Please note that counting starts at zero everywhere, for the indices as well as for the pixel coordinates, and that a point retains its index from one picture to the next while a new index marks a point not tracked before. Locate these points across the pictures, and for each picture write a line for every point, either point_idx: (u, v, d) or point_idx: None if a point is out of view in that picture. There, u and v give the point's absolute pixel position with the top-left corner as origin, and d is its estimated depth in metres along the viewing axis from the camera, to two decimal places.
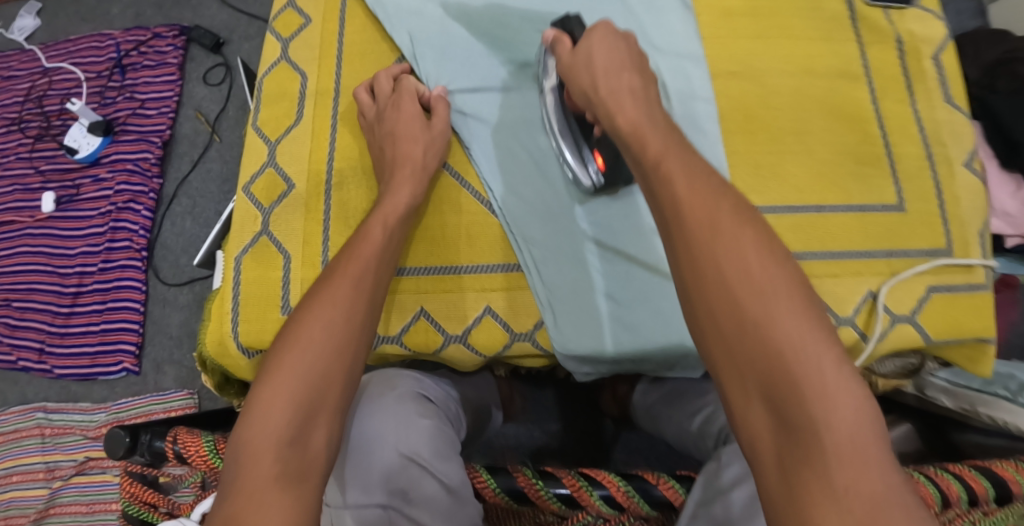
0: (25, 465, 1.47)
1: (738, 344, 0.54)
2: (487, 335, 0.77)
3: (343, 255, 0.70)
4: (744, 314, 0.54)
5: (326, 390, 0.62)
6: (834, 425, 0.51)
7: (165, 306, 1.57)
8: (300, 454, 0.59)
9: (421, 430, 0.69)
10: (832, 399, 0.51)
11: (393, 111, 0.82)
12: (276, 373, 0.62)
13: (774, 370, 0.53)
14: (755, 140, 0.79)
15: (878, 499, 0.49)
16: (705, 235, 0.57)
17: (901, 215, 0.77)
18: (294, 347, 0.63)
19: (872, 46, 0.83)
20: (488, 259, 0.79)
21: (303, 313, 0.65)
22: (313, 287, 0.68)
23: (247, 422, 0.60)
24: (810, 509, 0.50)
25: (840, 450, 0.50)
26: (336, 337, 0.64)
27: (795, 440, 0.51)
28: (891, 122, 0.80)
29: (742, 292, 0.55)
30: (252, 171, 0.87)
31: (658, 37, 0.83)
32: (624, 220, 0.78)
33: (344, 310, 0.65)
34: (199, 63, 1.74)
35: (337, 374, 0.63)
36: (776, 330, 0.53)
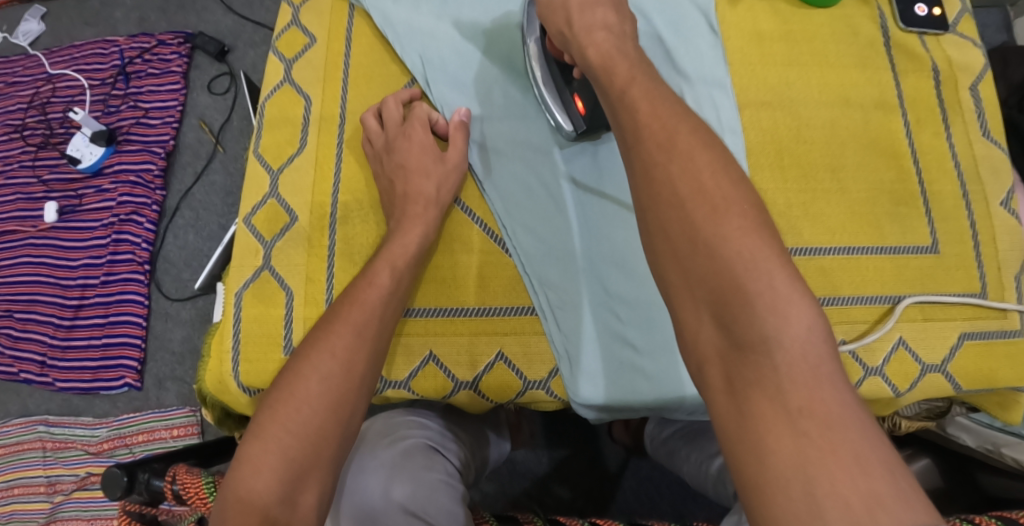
0: (26, 478, 1.45)
1: (692, 265, 0.53)
2: (499, 381, 0.74)
3: (346, 299, 0.67)
4: (697, 232, 0.53)
5: (319, 452, 0.60)
6: (785, 340, 0.49)
7: (168, 321, 1.55)
8: (289, 516, 0.57)
9: (425, 484, 0.66)
10: (784, 312, 0.50)
11: (403, 142, 0.79)
12: (267, 429, 0.60)
13: (725, 280, 0.51)
14: (786, 176, 0.75)
15: (834, 417, 0.47)
16: (663, 155, 0.56)
17: (936, 257, 0.73)
18: (287, 403, 0.61)
19: (907, 75, 0.79)
20: (499, 299, 0.76)
21: (298, 364, 0.63)
22: (313, 332, 0.65)
23: (236, 483, 0.59)
24: (765, 435, 0.48)
25: (793, 371, 0.49)
26: (332, 390, 0.62)
27: (747, 358, 0.50)
28: (926, 156, 0.77)
29: (696, 209, 0.54)
30: (254, 202, 0.84)
31: (681, 64, 0.79)
32: (600, 168, 0.78)
33: (343, 361, 0.63)
34: (203, 72, 1.71)
35: (332, 433, 0.61)
36: (726, 245, 0.52)
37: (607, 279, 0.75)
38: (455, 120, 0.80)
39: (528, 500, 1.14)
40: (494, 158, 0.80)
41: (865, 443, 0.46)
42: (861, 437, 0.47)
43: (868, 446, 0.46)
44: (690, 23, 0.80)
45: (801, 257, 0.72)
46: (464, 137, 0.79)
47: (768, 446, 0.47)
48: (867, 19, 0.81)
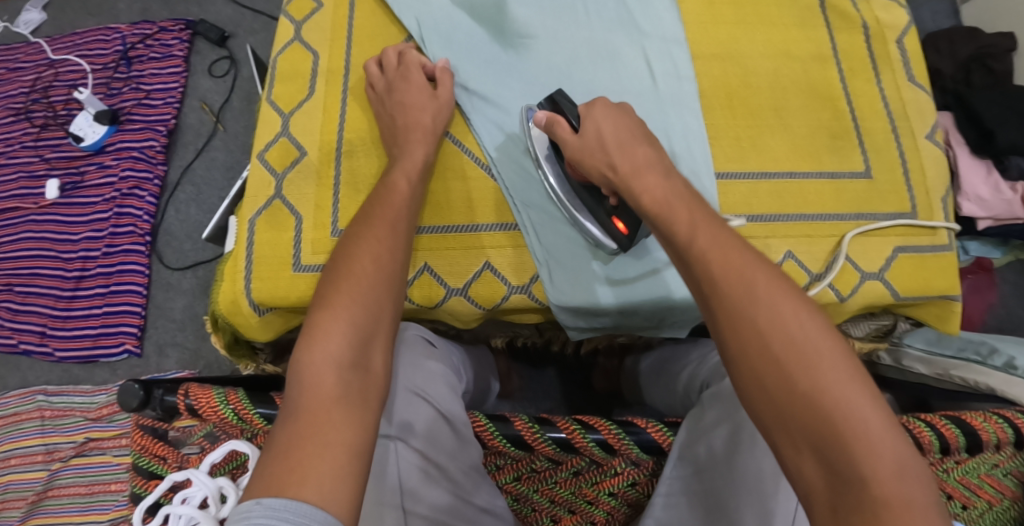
0: (24, 448, 1.48)
1: (787, 407, 0.57)
2: (487, 289, 0.83)
3: (376, 203, 0.75)
4: (791, 382, 0.57)
5: (380, 314, 0.66)
6: (879, 479, 0.54)
7: (168, 291, 1.61)
8: (361, 376, 0.62)
9: (427, 373, 0.74)
10: (876, 453, 0.55)
11: (402, 85, 0.87)
12: (335, 299, 0.65)
13: (821, 427, 0.56)
14: (735, 114, 0.84)
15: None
16: (746, 303, 0.59)
17: (869, 182, 0.82)
18: (348, 278, 0.67)
19: (841, 32, 0.89)
20: (488, 217, 0.84)
21: (352, 249, 0.70)
22: (352, 228, 0.72)
23: (308, 344, 0.63)
24: None
25: (889, 505, 0.53)
26: (383, 271, 0.68)
27: (850, 495, 0.54)
28: (859, 98, 0.86)
29: (789, 362, 0.58)
30: (268, 140, 0.92)
31: (643, 23, 0.89)
32: (648, 285, 0.81)
33: (388, 246, 0.71)
34: (204, 57, 1.79)
35: (389, 305, 0.67)
36: (823, 396, 0.56)
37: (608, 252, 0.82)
38: (439, 68, 0.88)
39: None
40: (479, 96, 0.88)
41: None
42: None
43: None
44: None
45: (752, 181, 0.81)
46: (451, 80, 0.87)
47: None
48: None
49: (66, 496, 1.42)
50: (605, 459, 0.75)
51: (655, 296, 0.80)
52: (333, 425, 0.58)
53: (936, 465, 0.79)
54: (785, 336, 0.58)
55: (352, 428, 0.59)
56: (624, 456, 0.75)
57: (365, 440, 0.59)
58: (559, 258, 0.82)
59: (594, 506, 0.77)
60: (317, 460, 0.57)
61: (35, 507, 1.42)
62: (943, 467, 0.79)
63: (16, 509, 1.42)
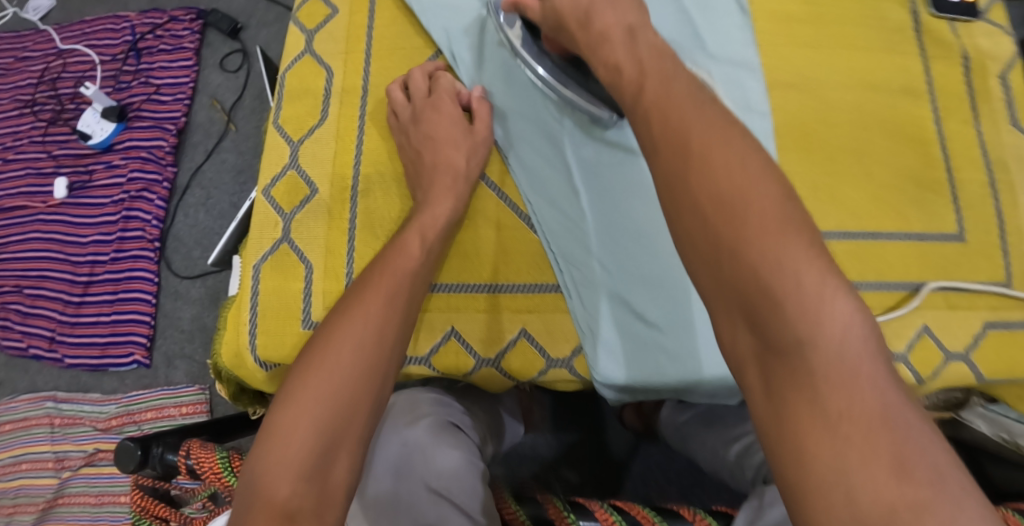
0: (34, 453, 1.37)
1: (721, 269, 0.50)
2: (522, 359, 0.73)
3: (377, 268, 0.66)
4: (719, 236, 0.51)
5: (353, 417, 0.58)
6: (820, 343, 0.47)
7: (177, 300, 1.47)
8: (319, 487, 0.55)
9: (450, 464, 0.65)
10: (817, 315, 0.47)
11: (432, 116, 0.77)
12: (298, 398, 0.58)
13: (752, 285, 0.49)
14: (812, 158, 0.74)
15: (879, 411, 0.45)
16: (677, 156, 0.54)
17: (961, 246, 0.73)
18: (317, 372, 0.59)
19: (937, 61, 0.79)
20: (522, 276, 0.74)
21: (329, 332, 0.62)
22: (344, 299, 0.64)
23: (262, 455, 0.56)
24: (804, 438, 0.46)
25: (828, 371, 0.46)
26: (364, 358, 0.60)
27: (782, 361, 0.48)
28: (952, 143, 0.76)
29: (715, 214, 0.51)
30: (274, 173, 0.83)
31: (710, 44, 0.77)
32: (626, 187, 0.74)
33: (376, 327, 0.62)
34: (216, 50, 1.64)
35: (365, 403, 0.59)
36: (750, 250, 0.49)
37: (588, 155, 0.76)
38: (474, 98, 0.79)
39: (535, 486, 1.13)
40: (514, 127, 0.78)
41: (913, 443, 0.44)
42: (914, 440, 0.44)
43: (917, 450, 0.44)
44: (717, 3, 0.78)
45: (829, 240, 0.72)
46: (490, 111, 0.78)
47: (809, 452, 0.45)
48: (897, 4, 0.80)
49: (75, 505, 1.33)
50: None
51: (718, 377, 0.69)
52: None
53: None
54: (715, 187, 0.51)
55: None
56: None
57: None
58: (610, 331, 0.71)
59: None
60: None
61: (47, 514, 1.32)
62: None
63: (26, 515, 1.33)
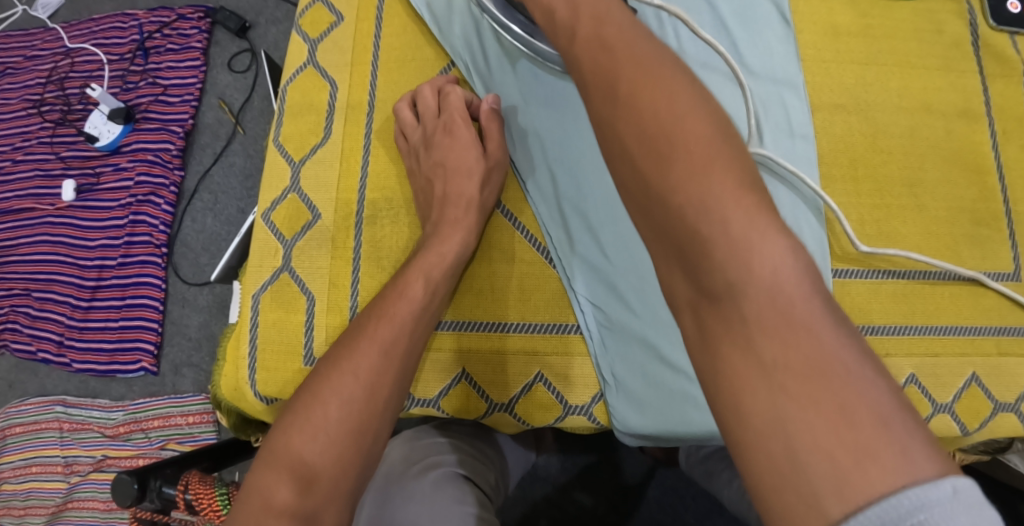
0: (44, 457, 1.36)
1: (651, 212, 0.47)
2: (538, 406, 0.69)
3: (373, 312, 0.63)
4: (648, 183, 0.47)
5: (338, 484, 0.56)
6: (750, 283, 0.44)
7: (185, 306, 1.44)
8: None
9: (453, 519, 0.62)
10: (745, 251, 0.44)
11: (445, 140, 0.73)
12: (281, 460, 0.56)
13: (681, 227, 0.46)
14: (860, 190, 0.70)
15: (818, 358, 0.42)
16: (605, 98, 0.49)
17: (1017, 284, 0.69)
18: (302, 432, 0.57)
19: (996, 79, 0.73)
20: (540, 316, 0.70)
21: (316, 386, 0.59)
22: (336, 347, 0.62)
23: (240, 515, 0.55)
24: (742, 394, 0.43)
25: (762, 318, 0.43)
26: (352, 417, 0.58)
27: (716, 311, 0.44)
28: (1012, 171, 0.71)
29: (642, 154, 0.47)
30: (274, 195, 0.79)
31: (749, 59, 0.71)
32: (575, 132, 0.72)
33: (366, 383, 0.59)
34: (223, 48, 1.59)
35: (352, 468, 0.57)
36: (677, 192, 0.46)
37: (536, 110, 0.74)
38: (487, 111, 0.74)
39: (548, 507, 1.09)
40: (535, 150, 0.73)
41: (853, 390, 0.41)
42: (853, 384, 0.41)
43: (857, 391, 0.41)
44: (758, 11, 0.72)
45: (877, 282, 0.68)
46: (500, 127, 0.73)
47: (747, 406, 0.43)
48: (956, 15, 0.75)
49: (85, 509, 1.32)
50: None
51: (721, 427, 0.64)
52: None
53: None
54: (642, 126, 0.47)
55: None
56: None
57: None
58: (636, 382, 0.66)
59: None
60: None
61: (57, 516, 1.32)
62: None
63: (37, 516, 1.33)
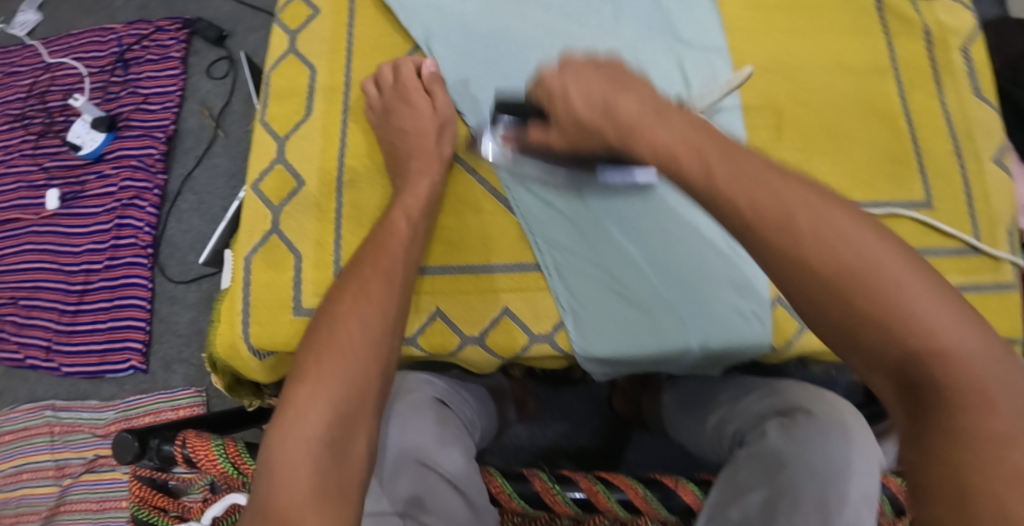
0: (36, 463, 1.39)
1: (846, 315, 0.50)
2: (505, 338, 0.75)
3: (375, 248, 0.69)
4: (837, 288, 0.50)
5: (367, 394, 0.60)
6: (950, 370, 0.48)
7: (173, 305, 1.48)
8: (340, 466, 0.56)
9: (435, 436, 0.67)
10: (941, 345, 0.48)
11: (401, 107, 0.80)
12: (313, 375, 0.59)
13: (883, 330, 0.49)
14: (783, 135, 0.78)
15: (1015, 425, 0.46)
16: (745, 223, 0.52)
17: (929, 212, 0.77)
18: (330, 348, 0.61)
19: (900, 37, 0.82)
20: (504, 257, 0.77)
21: (335, 312, 0.64)
22: (345, 280, 0.67)
23: (281, 431, 0.57)
24: (952, 463, 0.46)
25: (961, 398, 0.47)
26: (373, 335, 0.62)
27: (915, 395, 0.48)
28: (919, 115, 0.79)
29: (825, 270, 0.51)
30: (262, 168, 0.85)
31: (683, 33, 0.81)
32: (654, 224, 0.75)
33: (381, 305, 0.64)
34: (203, 58, 1.66)
35: (376, 380, 0.61)
36: (876, 294, 0.50)
37: None
38: (426, 75, 0.82)
39: None
40: (492, 120, 0.80)
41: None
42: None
43: None
44: None
45: None
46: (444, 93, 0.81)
47: (957, 465, 0.45)
48: None
49: (76, 512, 1.33)
50: (630, 518, 0.72)
51: (758, 338, 0.73)
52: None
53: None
54: (817, 240, 0.51)
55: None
56: (650, 516, 0.72)
57: None
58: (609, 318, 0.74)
59: None
60: None
61: (50, 521, 1.34)
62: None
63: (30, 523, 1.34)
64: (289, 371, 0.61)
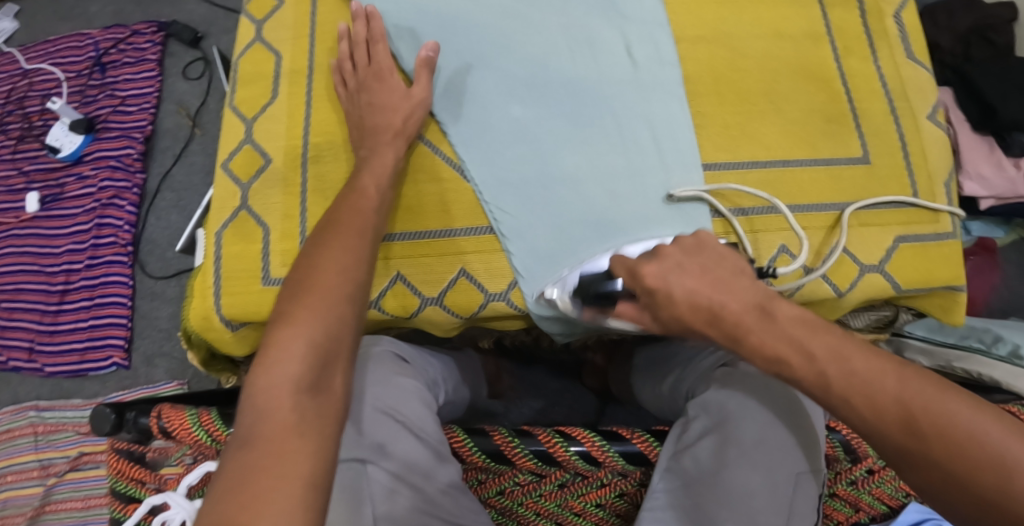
0: (19, 465, 1.39)
1: (946, 464, 0.54)
2: (463, 297, 0.79)
3: (342, 209, 0.72)
4: (934, 449, 0.54)
5: (343, 334, 0.63)
6: None
7: (154, 300, 1.51)
8: (321, 401, 0.59)
9: (397, 389, 0.70)
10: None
11: (375, 84, 0.82)
12: (295, 317, 0.62)
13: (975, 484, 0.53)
14: (723, 100, 0.83)
15: None
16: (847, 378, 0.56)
17: (868, 167, 0.81)
18: (312, 292, 0.64)
19: (835, 8, 0.86)
20: (463, 221, 0.80)
21: (313, 262, 0.67)
22: (319, 235, 0.70)
23: (263, 369, 0.60)
24: None
25: None
26: (349, 284, 0.66)
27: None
28: (854, 79, 0.84)
29: (919, 429, 0.54)
30: (231, 148, 0.88)
31: (622, 8, 0.86)
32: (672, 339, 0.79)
33: (355, 258, 0.68)
34: (179, 59, 1.68)
35: (352, 322, 0.64)
36: (973, 446, 0.53)
37: (517, 100, 0.82)
38: (421, 58, 0.82)
39: None
40: (455, 98, 0.83)
41: None
42: None
43: None
44: None
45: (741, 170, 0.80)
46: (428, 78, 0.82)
47: None
48: None
49: (62, 511, 1.33)
50: (590, 470, 0.72)
51: None
52: (294, 455, 0.56)
53: (843, 475, 0.71)
54: (913, 408, 0.55)
55: (313, 455, 0.56)
56: (609, 467, 0.72)
57: (326, 472, 0.56)
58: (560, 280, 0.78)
59: (582, 517, 0.75)
60: (274, 494, 0.53)
61: (35, 521, 1.33)
62: (849, 479, 0.71)
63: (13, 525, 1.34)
64: (271, 313, 0.64)
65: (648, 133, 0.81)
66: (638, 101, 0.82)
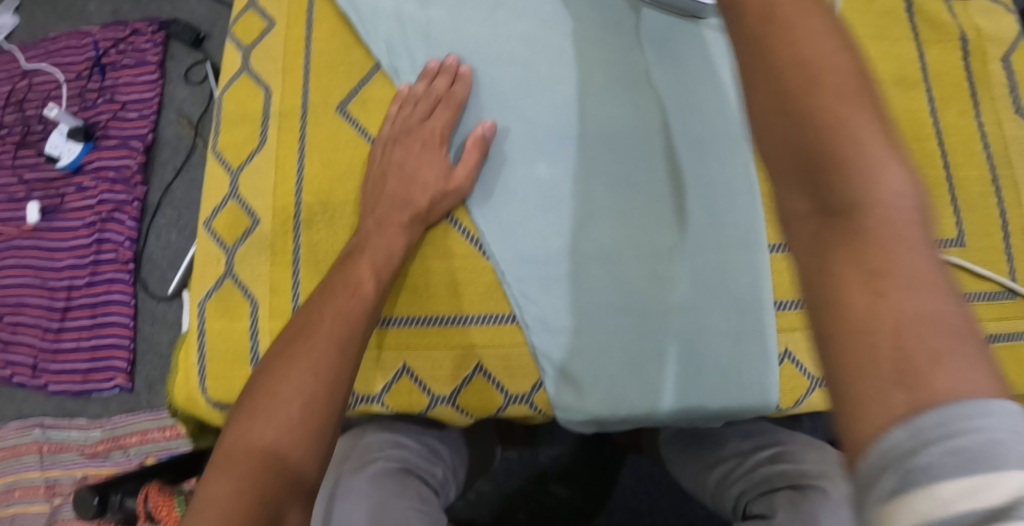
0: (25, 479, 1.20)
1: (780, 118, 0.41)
2: (478, 397, 0.71)
3: (321, 307, 0.63)
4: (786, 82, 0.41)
5: (295, 479, 0.54)
6: (875, 201, 0.39)
7: (155, 324, 1.31)
8: None
9: (397, 512, 0.62)
10: (878, 174, 0.39)
11: (409, 141, 0.73)
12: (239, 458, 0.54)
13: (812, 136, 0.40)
14: None
15: (916, 285, 0.38)
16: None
17: (962, 250, 0.73)
18: (264, 423, 0.56)
19: (932, 46, 0.78)
20: (476, 306, 0.72)
21: (270, 381, 0.58)
22: (284, 343, 0.61)
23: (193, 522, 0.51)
24: (839, 299, 0.39)
25: (877, 232, 0.39)
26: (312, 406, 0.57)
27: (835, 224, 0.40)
28: (951, 138, 0.75)
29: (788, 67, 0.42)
30: (215, 204, 0.79)
31: (676, 52, 0.76)
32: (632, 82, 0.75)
33: (320, 369, 0.59)
34: (180, 62, 1.45)
35: (314, 463, 0.56)
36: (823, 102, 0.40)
37: (543, 163, 0.73)
38: (476, 136, 0.72)
39: (525, 500, 1.01)
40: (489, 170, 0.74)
41: (921, 307, 0.37)
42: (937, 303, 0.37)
43: (950, 338, 0.36)
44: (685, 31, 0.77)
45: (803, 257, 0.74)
46: (479, 153, 0.72)
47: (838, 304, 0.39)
48: None
49: None
50: None
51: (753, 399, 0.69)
52: None
53: None
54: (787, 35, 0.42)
55: None
56: None
57: None
58: (589, 378, 0.69)
59: None
60: None
61: None
62: None
63: None
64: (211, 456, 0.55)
65: (689, 198, 0.72)
66: (688, 159, 0.73)
